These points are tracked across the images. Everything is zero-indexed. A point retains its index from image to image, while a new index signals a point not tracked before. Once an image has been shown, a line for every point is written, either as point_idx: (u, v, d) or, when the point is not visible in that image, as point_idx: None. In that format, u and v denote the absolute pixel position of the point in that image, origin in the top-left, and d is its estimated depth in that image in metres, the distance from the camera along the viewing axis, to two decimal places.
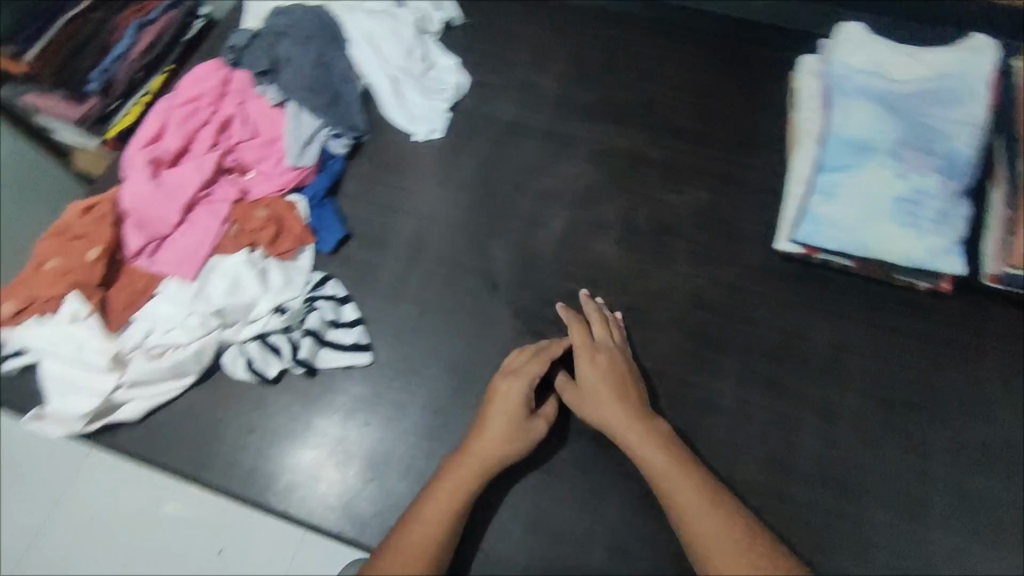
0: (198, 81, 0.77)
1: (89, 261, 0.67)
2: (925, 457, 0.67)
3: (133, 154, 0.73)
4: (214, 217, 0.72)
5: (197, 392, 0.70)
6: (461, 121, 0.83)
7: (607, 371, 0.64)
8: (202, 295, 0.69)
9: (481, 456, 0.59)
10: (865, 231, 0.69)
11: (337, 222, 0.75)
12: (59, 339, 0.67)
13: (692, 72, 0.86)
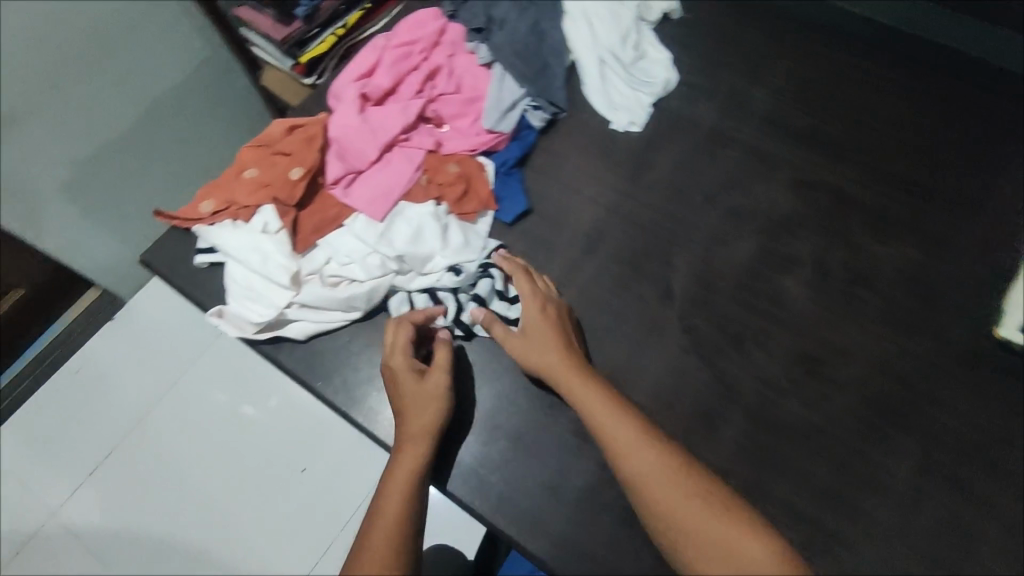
0: (416, 27, 0.85)
1: (292, 179, 0.74)
2: None
3: (347, 87, 0.80)
4: (411, 163, 0.77)
5: (358, 327, 0.74)
6: (664, 120, 0.83)
7: (541, 322, 0.66)
8: (386, 237, 0.73)
9: (413, 396, 0.62)
10: None
11: (522, 196, 0.78)
12: (250, 246, 0.73)
13: (919, 116, 0.81)
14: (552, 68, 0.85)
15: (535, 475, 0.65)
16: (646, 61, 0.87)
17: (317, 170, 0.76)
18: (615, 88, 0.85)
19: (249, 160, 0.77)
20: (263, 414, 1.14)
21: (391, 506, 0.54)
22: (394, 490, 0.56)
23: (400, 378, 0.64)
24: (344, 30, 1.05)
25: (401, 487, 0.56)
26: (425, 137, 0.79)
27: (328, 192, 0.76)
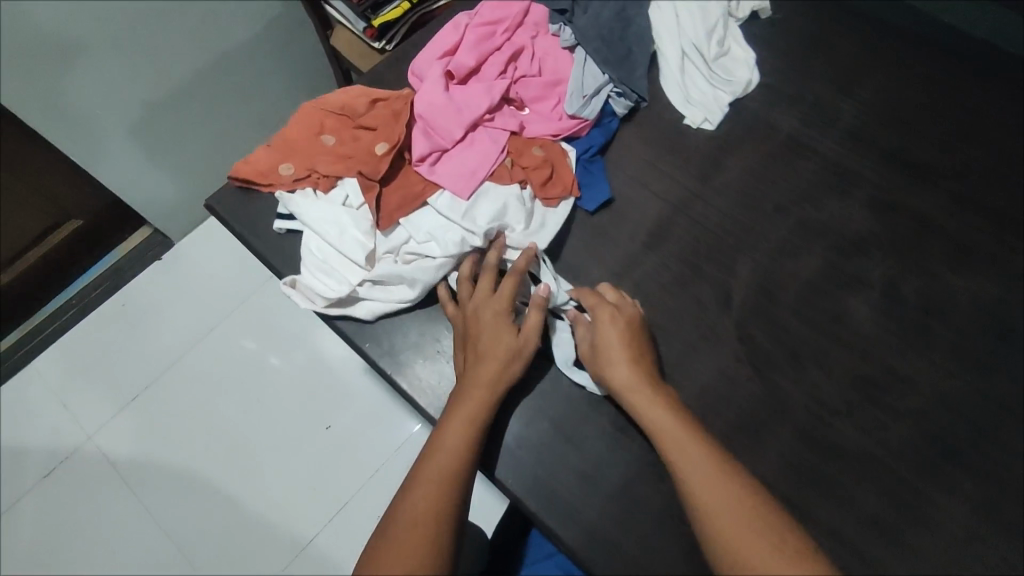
0: (500, 8, 0.84)
1: (379, 154, 0.74)
2: None
3: (431, 65, 0.81)
4: (495, 144, 0.77)
5: (425, 310, 0.74)
6: (743, 123, 0.81)
7: (619, 325, 0.64)
8: (468, 216, 0.73)
9: (487, 349, 0.64)
10: None
11: (604, 185, 0.77)
12: (329, 218, 0.74)
13: (1012, 147, 0.77)
14: (637, 57, 0.83)
15: (574, 464, 0.65)
16: (728, 59, 0.85)
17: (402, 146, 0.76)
18: (694, 84, 0.83)
19: (332, 129, 0.79)
20: (286, 366, 1.16)
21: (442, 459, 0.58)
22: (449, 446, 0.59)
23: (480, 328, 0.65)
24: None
25: (457, 436, 0.60)
26: (508, 119, 0.79)
27: (413, 169, 0.76)
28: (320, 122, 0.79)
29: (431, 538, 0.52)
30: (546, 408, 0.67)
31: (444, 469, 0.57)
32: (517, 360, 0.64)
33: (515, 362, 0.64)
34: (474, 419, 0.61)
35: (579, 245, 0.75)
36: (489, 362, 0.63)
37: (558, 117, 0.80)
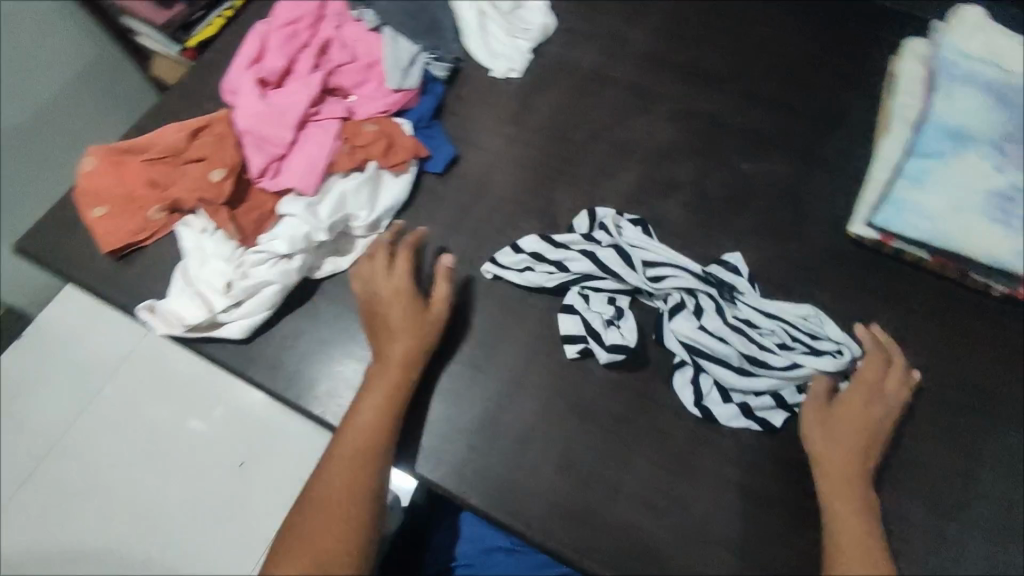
0: (296, 5, 0.82)
1: (217, 181, 0.71)
2: (976, 460, 0.64)
3: (241, 77, 0.77)
4: (329, 135, 0.75)
5: (295, 315, 0.72)
6: (546, 67, 0.85)
7: (856, 408, 0.62)
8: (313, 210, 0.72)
9: (395, 331, 0.65)
10: (951, 220, 0.65)
11: (448, 144, 0.79)
12: (189, 250, 0.71)
13: (783, 41, 0.86)
14: (442, 25, 0.86)
15: (442, 413, 0.67)
16: (525, 10, 0.88)
17: (240, 167, 0.73)
18: (495, 39, 0.86)
19: (161, 175, 0.73)
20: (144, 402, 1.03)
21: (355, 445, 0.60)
22: (360, 430, 0.61)
23: (383, 313, 0.66)
24: (232, 10, 0.96)
25: (374, 419, 0.62)
26: (336, 107, 0.78)
27: (257, 186, 0.74)
28: (144, 170, 0.73)
29: (351, 518, 0.57)
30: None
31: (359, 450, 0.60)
32: (427, 337, 0.66)
33: (428, 340, 0.66)
34: (392, 403, 0.63)
35: (414, 210, 0.77)
36: (399, 345, 0.65)
37: (385, 95, 0.80)
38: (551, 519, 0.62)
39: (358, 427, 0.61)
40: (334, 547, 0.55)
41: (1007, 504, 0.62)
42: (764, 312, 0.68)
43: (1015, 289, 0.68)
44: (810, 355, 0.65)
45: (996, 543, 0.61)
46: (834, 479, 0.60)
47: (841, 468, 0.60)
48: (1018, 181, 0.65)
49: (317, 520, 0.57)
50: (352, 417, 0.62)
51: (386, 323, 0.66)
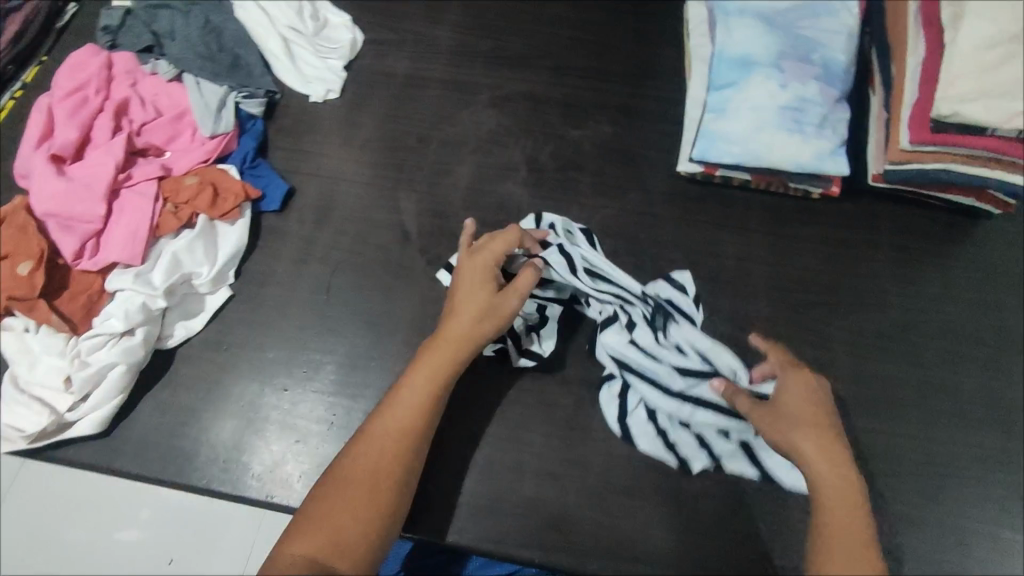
0: (77, 69, 0.76)
1: (24, 275, 0.63)
2: (828, 347, 0.70)
3: (30, 157, 0.71)
4: (146, 197, 0.70)
5: (154, 392, 0.67)
6: (363, 82, 0.85)
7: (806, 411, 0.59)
8: (144, 278, 0.67)
9: (459, 316, 0.62)
10: (756, 141, 0.70)
11: (280, 179, 0.77)
12: (14, 355, 0.64)
13: (582, 11, 0.90)
14: (245, 58, 0.82)
15: (332, 446, 0.65)
16: (329, 29, 0.88)
17: (48, 254, 0.66)
18: (306, 64, 0.86)
19: None
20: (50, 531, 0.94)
21: (389, 424, 0.58)
22: (399, 412, 0.58)
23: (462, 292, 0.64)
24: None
25: (422, 397, 0.59)
26: (149, 167, 0.73)
27: (76, 269, 0.68)
28: None
29: (373, 496, 0.55)
30: (294, 412, 0.67)
31: (400, 432, 0.57)
32: (498, 320, 0.62)
33: (499, 325, 0.62)
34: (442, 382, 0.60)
35: (258, 251, 0.74)
36: (468, 324, 0.62)
37: (201, 144, 0.77)
38: (462, 518, 0.62)
39: (405, 409, 0.59)
40: (345, 529, 0.53)
41: (862, 379, 0.68)
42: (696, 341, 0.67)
43: (829, 189, 0.74)
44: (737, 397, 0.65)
45: (860, 416, 0.66)
46: (834, 503, 0.55)
47: (837, 493, 0.56)
48: (801, 92, 0.71)
49: (321, 505, 0.54)
50: (394, 400, 0.59)
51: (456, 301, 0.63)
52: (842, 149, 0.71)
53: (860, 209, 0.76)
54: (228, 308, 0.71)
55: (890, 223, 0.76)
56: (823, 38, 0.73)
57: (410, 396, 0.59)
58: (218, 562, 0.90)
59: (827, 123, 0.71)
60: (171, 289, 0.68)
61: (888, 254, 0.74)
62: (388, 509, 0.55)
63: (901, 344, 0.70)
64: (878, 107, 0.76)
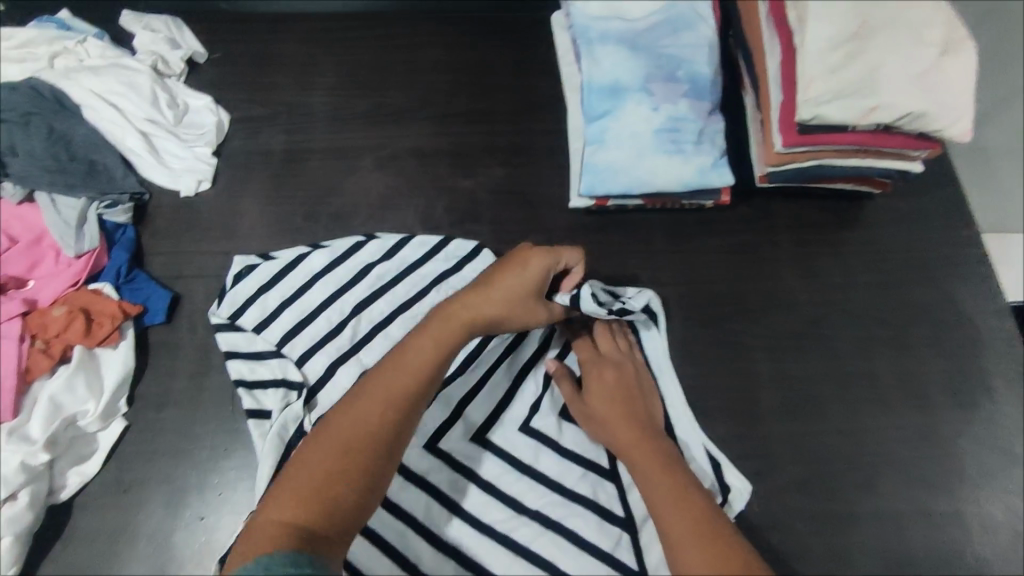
0: None
1: None
2: (747, 356, 0.71)
3: None
4: (8, 339, 0.64)
5: (55, 551, 0.61)
6: (238, 165, 0.82)
7: (592, 380, 0.66)
8: (21, 432, 0.61)
9: (483, 303, 0.60)
10: (639, 167, 0.70)
11: (162, 287, 0.73)
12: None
13: (455, 52, 0.88)
14: (103, 163, 0.77)
15: None
16: (191, 114, 0.83)
17: None
18: (171, 155, 0.81)
19: None
20: None
21: (387, 389, 0.54)
22: (398, 389, 0.54)
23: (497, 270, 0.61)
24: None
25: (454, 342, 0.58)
26: (8, 304, 0.67)
27: None
28: None
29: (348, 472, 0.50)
30: (217, 540, 0.63)
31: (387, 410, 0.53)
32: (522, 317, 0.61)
33: (521, 318, 0.61)
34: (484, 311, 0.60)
35: (150, 369, 0.69)
36: (501, 302, 0.60)
37: (68, 266, 0.72)
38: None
39: (392, 395, 0.54)
40: (317, 500, 0.48)
41: (782, 384, 0.69)
42: None
43: (719, 199, 0.75)
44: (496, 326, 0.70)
45: (786, 421, 0.67)
46: (657, 502, 0.56)
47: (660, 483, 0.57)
48: (674, 112, 0.71)
49: (317, 456, 0.50)
50: (435, 329, 0.58)
51: (524, 265, 0.61)
52: (723, 160, 0.72)
53: (752, 211, 0.78)
54: (124, 440, 0.66)
55: (784, 219, 0.77)
56: (688, 53, 0.74)
57: (444, 345, 0.57)
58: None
59: (704, 137, 0.72)
60: (53, 437, 0.62)
61: (785, 252, 0.76)
62: (355, 489, 0.50)
63: (813, 340, 0.71)
64: (752, 108, 0.77)
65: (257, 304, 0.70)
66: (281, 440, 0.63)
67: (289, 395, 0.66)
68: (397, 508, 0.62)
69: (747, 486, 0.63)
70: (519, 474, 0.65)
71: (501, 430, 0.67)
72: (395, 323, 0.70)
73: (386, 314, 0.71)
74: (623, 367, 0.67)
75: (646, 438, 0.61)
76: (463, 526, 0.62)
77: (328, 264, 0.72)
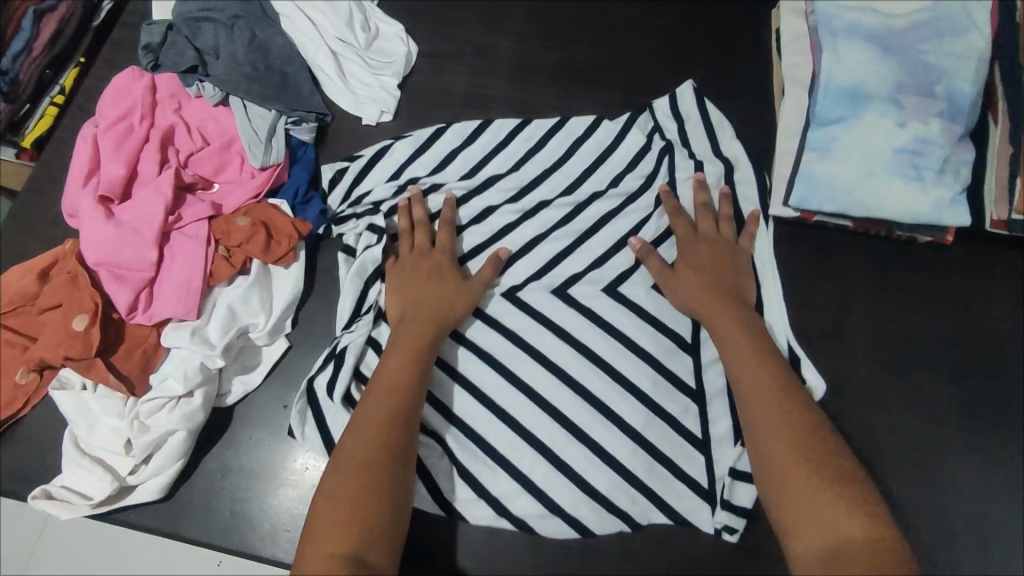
0: (121, 95, 0.72)
1: (80, 331, 0.61)
2: (935, 416, 0.64)
3: (79, 197, 0.68)
4: (197, 241, 0.66)
5: (214, 450, 0.64)
6: (420, 101, 0.79)
7: (687, 259, 0.67)
8: (202, 333, 0.63)
9: (409, 315, 0.64)
10: (866, 187, 0.62)
11: (319, 214, 0.72)
12: (73, 415, 0.62)
13: (660, 17, 0.81)
14: (294, 78, 0.76)
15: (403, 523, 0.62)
16: (381, 40, 0.81)
17: (103, 306, 0.63)
18: (358, 81, 0.79)
19: (26, 336, 0.65)
20: None
21: (389, 370, 0.60)
22: (381, 376, 0.59)
23: (414, 286, 0.66)
24: (63, 95, 0.82)
25: (421, 339, 0.62)
26: (197, 205, 0.69)
27: (130, 322, 0.64)
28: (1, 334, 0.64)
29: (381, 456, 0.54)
30: None
31: (390, 391, 0.58)
32: (461, 299, 0.65)
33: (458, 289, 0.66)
34: (431, 303, 0.64)
35: (314, 295, 0.70)
36: (451, 296, 0.65)
37: (252, 175, 0.72)
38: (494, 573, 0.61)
39: (383, 389, 0.58)
40: (358, 496, 0.52)
41: (969, 452, 0.63)
42: (607, 180, 0.74)
43: (943, 237, 0.66)
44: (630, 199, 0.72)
45: (966, 494, 0.62)
46: (751, 387, 0.58)
47: (744, 355, 0.60)
48: (921, 132, 0.62)
49: (349, 445, 0.55)
50: (396, 341, 0.62)
51: (401, 269, 0.68)
52: (964, 196, 0.63)
53: (974, 254, 0.69)
54: (287, 360, 0.68)
55: (1010, 271, 0.68)
56: (948, 65, 0.64)
57: (411, 335, 0.62)
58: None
59: (948, 166, 0.62)
60: (228, 344, 0.64)
61: (1002, 307, 0.67)
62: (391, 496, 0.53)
63: (1015, 414, 0.64)
64: (1003, 141, 0.67)
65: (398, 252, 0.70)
66: (361, 276, 0.68)
67: (371, 238, 0.69)
68: (545, 490, 0.62)
69: (821, 381, 0.64)
70: (591, 327, 0.67)
71: (632, 458, 0.62)
72: (495, 191, 0.73)
73: (528, 177, 0.74)
74: (716, 245, 0.68)
75: (735, 315, 0.63)
76: (533, 369, 0.65)
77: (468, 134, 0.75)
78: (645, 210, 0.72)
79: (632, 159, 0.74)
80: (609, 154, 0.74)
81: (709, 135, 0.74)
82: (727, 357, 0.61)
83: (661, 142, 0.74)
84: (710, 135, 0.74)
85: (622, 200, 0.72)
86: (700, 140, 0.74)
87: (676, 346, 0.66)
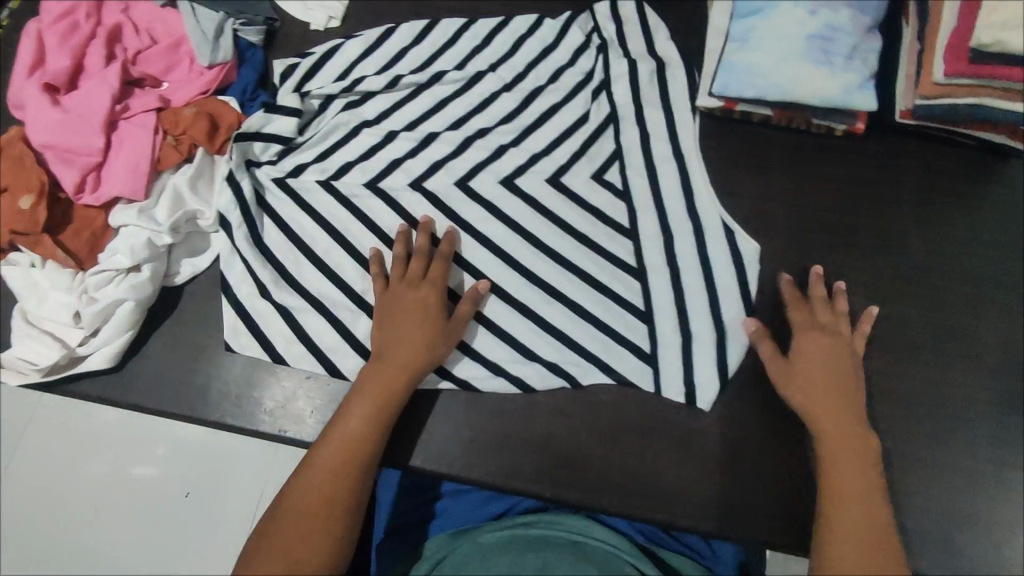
0: None
1: (26, 209, 0.63)
2: (845, 290, 0.69)
3: (26, 86, 0.69)
4: (144, 129, 0.68)
5: (163, 326, 0.67)
6: (367, 8, 0.81)
7: (821, 344, 0.63)
8: (149, 213, 0.65)
9: (388, 342, 0.62)
10: (781, 72, 0.66)
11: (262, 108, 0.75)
12: (21, 289, 0.64)
13: None
14: None
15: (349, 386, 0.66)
16: None
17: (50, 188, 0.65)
18: None
19: None
20: (62, 466, 0.97)
21: (343, 428, 0.59)
22: (349, 417, 0.59)
23: (398, 319, 0.63)
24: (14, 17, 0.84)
25: (390, 386, 0.61)
26: (146, 98, 0.71)
27: (79, 204, 0.67)
28: None
29: (328, 508, 0.56)
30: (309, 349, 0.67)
31: (358, 439, 0.58)
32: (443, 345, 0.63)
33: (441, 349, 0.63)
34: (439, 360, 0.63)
35: None
36: (433, 342, 0.63)
37: (199, 74, 0.74)
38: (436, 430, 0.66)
39: (334, 450, 0.58)
40: (306, 518, 0.55)
41: (875, 321, 0.68)
42: (548, 75, 0.78)
43: (853, 126, 0.71)
44: (569, 92, 0.77)
45: (871, 358, 0.67)
46: (841, 488, 0.57)
47: (845, 460, 0.58)
48: (832, 20, 0.66)
49: (335, 441, 0.58)
50: (370, 385, 0.61)
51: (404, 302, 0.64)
52: (871, 82, 0.67)
53: (887, 144, 0.73)
54: None
55: (919, 160, 0.73)
56: None
57: (385, 378, 0.61)
58: (234, 474, 0.96)
59: (857, 53, 0.67)
60: (175, 226, 0.66)
61: (911, 194, 0.72)
62: (359, 491, 0.57)
63: (918, 288, 0.69)
64: (913, 37, 0.72)
65: (355, 147, 0.73)
66: (322, 171, 0.71)
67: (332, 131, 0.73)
68: (485, 357, 0.67)
69: (752, 248, 0.70)
70: (535, 215, 0.72)
71: (571, 319, 0.68)
72: (445, 81, 0.76)
73: (479, 70, 0.78)
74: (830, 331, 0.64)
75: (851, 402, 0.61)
76: (476, 246, 0.70)
77: (417, 38, 0.79)
78: (582, 103, 0.76)
79: (570, 57, 0.79)
80: (550, 52, 0.79)
81: (643, 33, 0.79)
82: (832, 461, 0.58)
83: (598, 41, 0.79)
84: (645, 36, 0.79)
85: (562, 93, 0.77)
86: (635, 38, 0.79)
87: (616, 231, 0.71)
